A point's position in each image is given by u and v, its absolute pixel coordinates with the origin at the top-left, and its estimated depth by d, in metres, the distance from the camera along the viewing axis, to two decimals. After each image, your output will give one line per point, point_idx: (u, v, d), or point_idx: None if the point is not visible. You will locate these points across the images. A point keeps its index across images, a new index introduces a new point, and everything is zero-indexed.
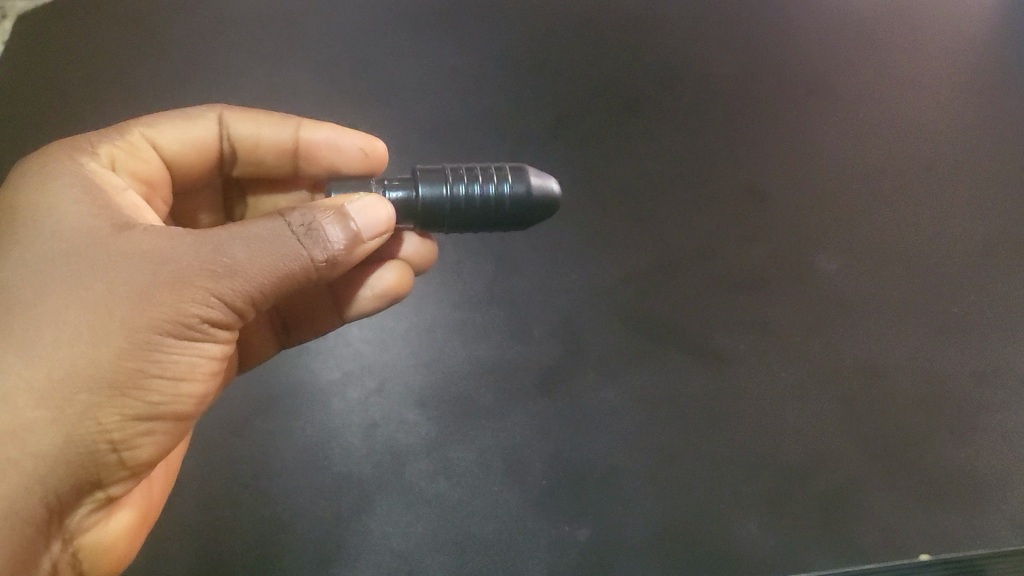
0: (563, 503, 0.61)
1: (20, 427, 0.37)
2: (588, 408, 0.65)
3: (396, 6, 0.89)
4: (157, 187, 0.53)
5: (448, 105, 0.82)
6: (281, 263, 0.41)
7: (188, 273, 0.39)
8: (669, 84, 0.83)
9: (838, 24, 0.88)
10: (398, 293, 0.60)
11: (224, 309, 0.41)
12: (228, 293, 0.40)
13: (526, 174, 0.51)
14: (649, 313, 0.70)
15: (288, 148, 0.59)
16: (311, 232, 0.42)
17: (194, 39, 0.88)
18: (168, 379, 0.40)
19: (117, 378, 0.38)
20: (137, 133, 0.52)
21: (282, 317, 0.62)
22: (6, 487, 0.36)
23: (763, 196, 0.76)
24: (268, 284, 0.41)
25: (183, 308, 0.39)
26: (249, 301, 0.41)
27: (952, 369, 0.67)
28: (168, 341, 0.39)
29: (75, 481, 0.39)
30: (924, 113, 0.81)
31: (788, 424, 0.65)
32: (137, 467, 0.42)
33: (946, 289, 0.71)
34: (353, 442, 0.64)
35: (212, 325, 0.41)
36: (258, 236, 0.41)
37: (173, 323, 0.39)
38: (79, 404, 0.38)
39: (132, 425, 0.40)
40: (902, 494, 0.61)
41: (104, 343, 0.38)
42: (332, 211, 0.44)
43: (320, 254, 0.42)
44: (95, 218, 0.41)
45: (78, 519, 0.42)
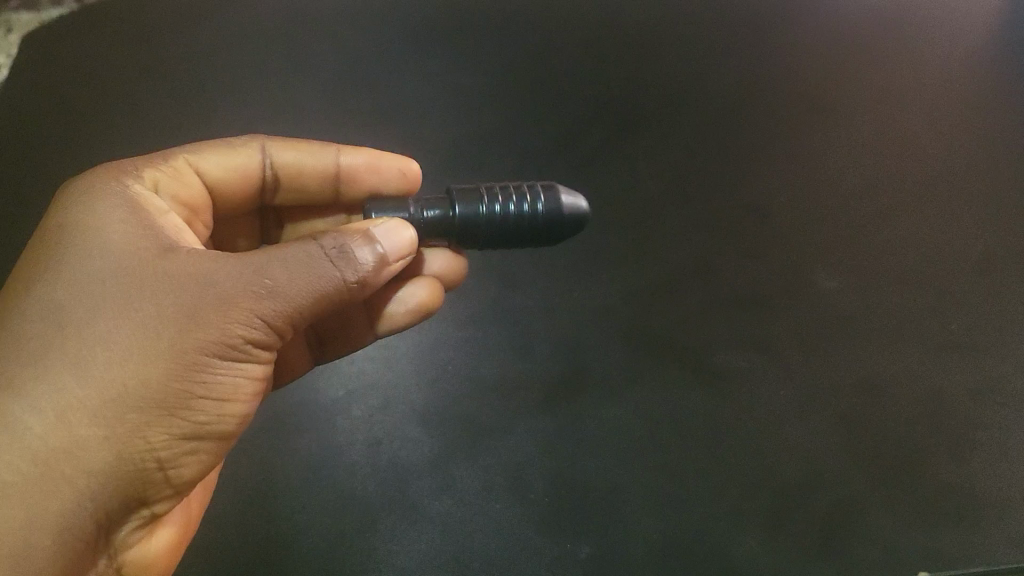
0: (565, 520, 0.62)
1: (74, 446, 0.40)
2: (589, 426, 0.66)
3: (399, 25, 0.91)
4: (198, 210, 0.55)
5: (451, 124, 0.84)
6: (318, 284, 0.45)
7: (232, 296, 0.43)
8: (670, 103, 0.84)
9: (838, 42, 0.89)
10: (429, 308, 0.62)
11: (266, 330, 0.44)
12: (270, 314, 0.44)
13: (557, 192, 0.54)
14: (650, 331, 0.71)
15: (329, 174, 0.62)
16: (343, 254, 0.46)
17: (201, 59, 0.89)
18: (213, 400, 0.43)
19: (166, 398, 0.41)
20: (180, 158, 0.55)
21: (318, 334, 0.64)
22: (59, 502, 0.40)
23: (764, 215, 0.77)
24: (307, 304, 0.45)
25: (227, 330, 0.43)
26: (288, 321, 0.45)
27: (950, 387, 0.68)
28: (213, 362, 0.43)
29: (125, 499, 0.42)
30: (923, 132, 0.82)
31: (786, 439, 0.65)
32: (181, 485, 0.45)
33: (944, 307, 0.72)
34: (357, 458, 0.65)
35: (254, 345, 0.44)
36: (295, 258, 0.45)
37: (218, 344, 0.43)
38: (129, 423, 0.41)
39: (179, 444, 0.43)
40: (901, 511, 0.62)
41: (152, 364, 0.41)
42: (360, 234, 0.48)
43: (352, 276, 0.46)
44: (142, 241, 0.45)
45: (124, 535, 0.45)
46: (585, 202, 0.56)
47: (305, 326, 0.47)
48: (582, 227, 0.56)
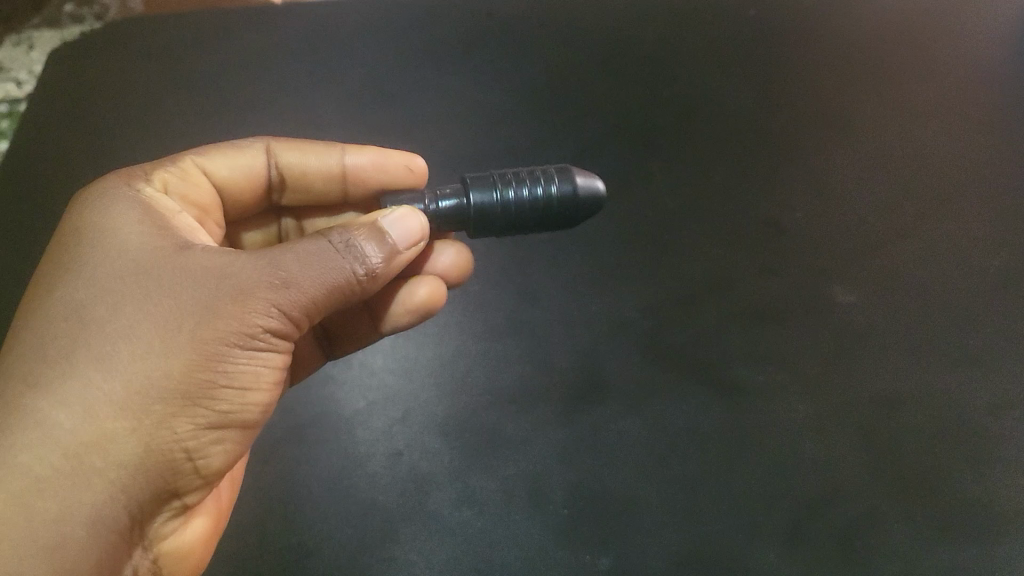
0: (584, 532, 0.62)
1: (104, 438, 0.43)
2: (608, 437, 0.66)
3: (418, 41, 0.92)
4: (209, 211, 0.60)
5: (468, 141, 0.85)
6: (330, 275, 0.49)
7: (250, 288, 0.47)
8: (687, 117, 0.85)
9: (855, 52, 0.89)
10: (430, 307, 0.66)
11: (283, 320, 0.48)
12: (286, 303, 0.47)
13: (570, 175, 0.59)
14: (668, 343, 0.71)
15: (336, 175, 0.66)
16: (350, 248, 0.50)
17: (222, 74, 0.91)
18: (235, 389, 0.47)
19: (189, 389, 0.45)
20: (188, 160, 0.60)
21: (326, 331, 0.68)
22: (90, 495, 0.43)
23: (781, 228, 0.78)
24: (320, 294, 0.49)
25: (246, 320, 0.46)
26: (304, 311, 0.49)
27: (969, 401, 0.67)
28: (234, 352, 0.46)
29: (155, 489, 0.45)
30: (942, 144, 0.82)
31: (805, 453, 0.65)
32: (209, 475, 0.48)
33: (962, 321, 0.72)
34: (377, 469, 0.66)
35: (273, 335, 0.48)
36: (307, 251, 0.49)
37: (238, 334, 0.46)
38: (156, 414, 0.44)
39: (204, 434, 0.46)
40: (920, 527, 0.62)
41: (174, 357, 0.44)
42: (367, 229, 0.51)
43: (360, 269, 0.50)
44: (158, 239, 0.49)
45: (157, 527, 0.48)
46: (601, 183, 0.61)
47: (319, 318, 0.51)
48: (597, 208, 0.61)
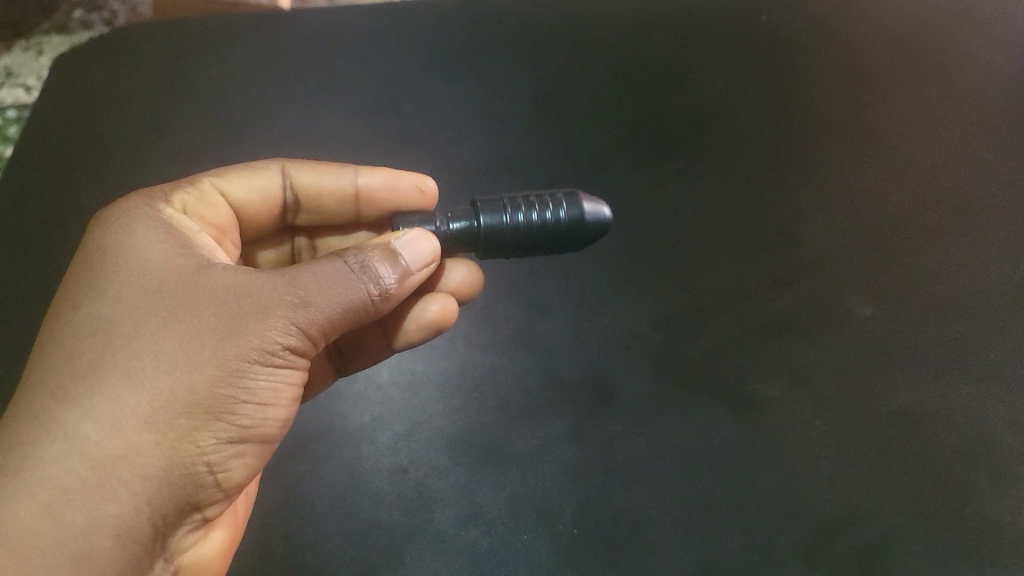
0: (594, 552, 0.61)
1: (130, 451, 0.42)
2: (618, 454, 0.65)
3: (426, 48, 0.91)
4: (227, 231, 0.59)
5: (476, 151, 0.84)
6: (347, 295, 0.48)
7: (270, 305, 0.46)
8: (700, 126, 0.83)
9: (870, 58, 0.87)
10: (441, 324, 0.65)
11: (302, 338, 0.47)
12: (305, 322, 0.46)
13: (579, 200, 0.57)
14: (679, 357, 0.69)
15: (349, 195, 0.65)
16: (365, 270, 0.49)
17: (228, 81, 0.89)
18: (256, 404, 0.46)
19: (212, 403, 0.44)
20: (206, 182, 0.58)
21: (338, 347, 0.66)
22: (117, 506, 0.42)
23: (795, 239, 0.76)
24: (337, 315, 0.48)
25: (266, 337, 0.45)
26: (321, 331, 0.48)
27: (989, 417, 0.66)
28: (255, 368, 0.45)
29: (177, 502, 0.44)
30: (962, 153, 0.80)
31: (822, 471, 0.64)
32: (229, 489, 0.47)
33: (982, 334, 0.70)
34: (382, 486, 0.64)
35: (292, 352, 0.47)
36: (323, 271, 0.48)
37: (259, 351, 0.45)
38: (180, 428, 0.43)
39: (226, 448, 0.45)
40: (940, 549, 0.60)
41: (198, 371, 0.43)
42: (381, 251, 0.51)
43: (375, 289, 0.49)
44: (181, 258, 0.48)
45: (178, 539, 0.48)
46: (604, 208, 0.58)
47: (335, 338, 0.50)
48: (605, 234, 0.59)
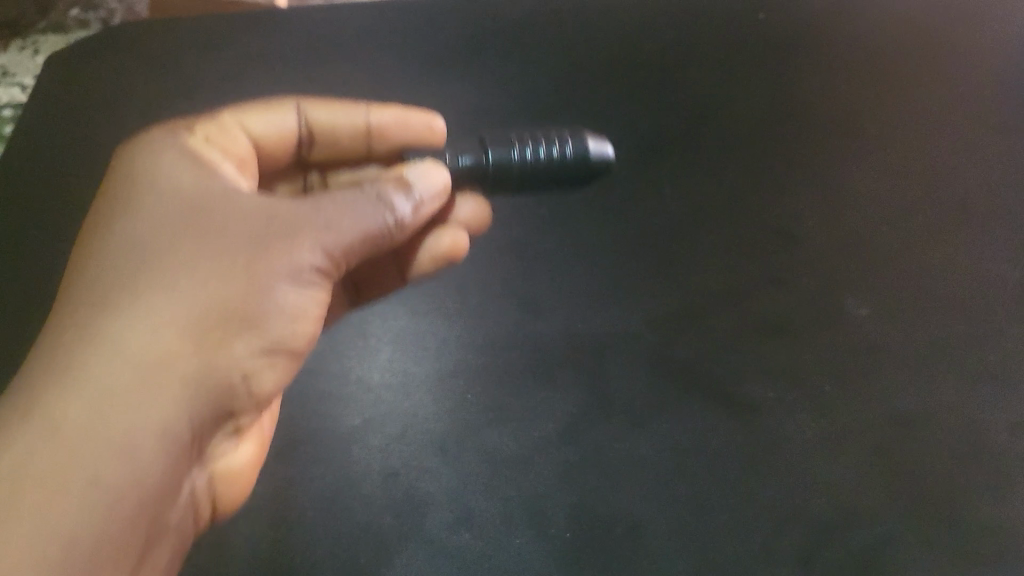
0: (587, 557, 0.60)
1: (172, 354, 0.47)
2: (612, 457, 0.64)
3: (420, 43, 0.89)
4: (247, 164, 0.59)
5: (470, 144, 0.83)
6: (366, 223, 0.53)
7: (296, 232, 0.51)
8: (697, 123, 0.82)
9: (871, 51, 0.86)
10: (453, 257, 0.69)
11: (325, 260, 0.52)
12: (329, 245, 0.52)
13: (584, 138, 0.64)
14: (674, 358, 0.69)
15: (361, 131, 0.65)
16: (382, 200, 0.54)
17: (220, 78, 0.89)
18: (285, 319, 0.51)
19: (246, 311, 0.49)
20: (225, 116, 0.59)
21: (354, 277, 0.70)
22: (162, 407, 0.46)
23: (792, 239, 0.75)
24: (357, 241, 0.53)
25: (293, 257, 0.51)
26: (342, 255, 0.53)
27: (987, 420, 0.65)
28: (283, 284, 0.50)
29: (215, 407, 0.49)
30: (961, 153, 0.80)
31: (818, 473, 0.63)
32: (260, 399, 0.52)
33: (980, 337, 0.69)
34: (372, 490, 0.63)
35: (317, 272, 0.52)
36: (344, 202, 0.53)
37: (287, 267, 0.50)
38: (215, 338, 0.48)
39: (259, 355, 0.50)
40: (938, 551, 0.59)
41: (230, 285, 0.49)
42: (396, 182, 0.55)
43: (390, 218, 0.54)
44: (208, 181, 0.52)
45: (212, 446, 0.53)
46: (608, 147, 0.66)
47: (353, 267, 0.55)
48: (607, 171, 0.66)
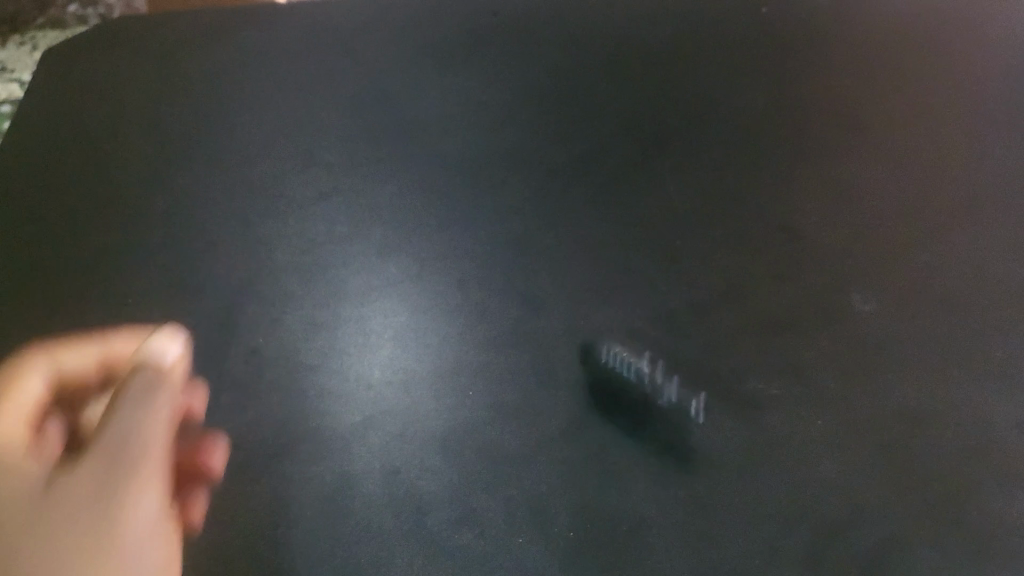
0: (590, 556, 0.59)
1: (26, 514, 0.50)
2: (615, 457, 0.63)
3: (425, 57, 0.92)
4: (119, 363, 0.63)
5: (471, 149, 0.84)
6: (150, 421, 0.54)
7: (86, 466, 0.52)
8: (699, 124, 0.83)
9: (867, 54, 0.87)
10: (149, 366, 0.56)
11: (119, 469, 0.52)
12: (123, 443, 0.53)
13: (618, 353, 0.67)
14: (678, 356, 0.68)
15: None
16: (146, 378, 0.55)
17: (229, 88, 0.91)
18: (127, 522, 0.52)
19: (64, 503, 0.51)
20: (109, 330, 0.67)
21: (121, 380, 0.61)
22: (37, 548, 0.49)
23: (796, 235, 0.74)
24: (155, 446, 0.54)
25: (55, 473, 0.52)
26: (145, 467, 0.53)
27: (999, 416, 0.63)
28: (73, 481, 0.51)
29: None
30: (967, 149, 0.79)
31: (826, 470, 0.61)
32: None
33: (990, 331, 0.68)
34: (372, 488, 0.63)
35: (102, 472, 0.52)
36: (137, 390, 0.54)
37: (57, 473, 0.52)
38: (84, 538, 0.50)
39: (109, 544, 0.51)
40: (950, 550, 0.58)
41: (22, 493, 0.51)
42: (152, 351, 0.56)
43: (167, 391, 0.55)
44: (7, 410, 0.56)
45: None
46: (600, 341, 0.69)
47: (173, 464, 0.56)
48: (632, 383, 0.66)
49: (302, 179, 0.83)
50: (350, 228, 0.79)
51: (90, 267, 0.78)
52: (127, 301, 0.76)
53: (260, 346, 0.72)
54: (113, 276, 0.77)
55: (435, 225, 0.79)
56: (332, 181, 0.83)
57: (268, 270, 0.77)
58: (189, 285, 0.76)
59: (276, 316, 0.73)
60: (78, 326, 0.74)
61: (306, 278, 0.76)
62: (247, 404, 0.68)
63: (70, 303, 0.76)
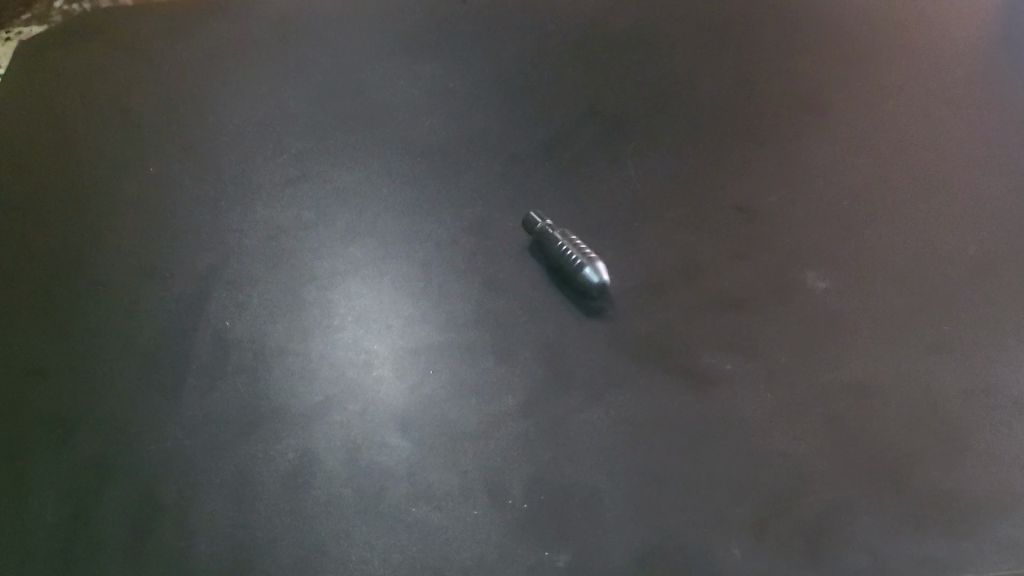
0: (542, 527, 0.60)
1: None
2: (569, 432, 0.65)
3: (394, 46, 0.93)
4: None
5: (436, 134, 0.85)
6: None
7: None
8: (659, 108, 0.84)
9: (827, 38, 0.89)
10: None
11: None
12: None
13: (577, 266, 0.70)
14: (633, 332, 0.69)
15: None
16: None
17: (203, 80, 0.93)
18: None
19: None
20: None
21: None
22: None
23: (752, 214, 0.76)
24: None
25: None
26: None
27: (944, 388, 0.65)
28: None
29: None
30: (920, 128, 0.81)
31: (773, 442, 0.63)
32: None
33: (938, 304, 0.69)
34: (334, 466, 0.64)
35: None
36: None
37: None
38: None
39: None
40: (892, 517, 0.59)
41: None
42: None
43: None
44: None
45: None
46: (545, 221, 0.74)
47: None
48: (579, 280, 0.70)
49: (270, 165, 0.85)
50: (315, 213, 0.80)
51: (61, 253, 0.79)
52: (96, 282, 0.77)
53: (226, 329, 0.73)
54: (83, 258, 0.79)
55: (400, 209, 0.80)
56: (299, 167, 0.84)
57: (236, 255, 0.78)
58: (157, 271, 0.77)
59: (242, 299, 0.75)
60: (48, 306, 0.76)
61: (272, 262, 0.77)
62: (213, 385, 0.69)
63: (42, 281, 0.77)
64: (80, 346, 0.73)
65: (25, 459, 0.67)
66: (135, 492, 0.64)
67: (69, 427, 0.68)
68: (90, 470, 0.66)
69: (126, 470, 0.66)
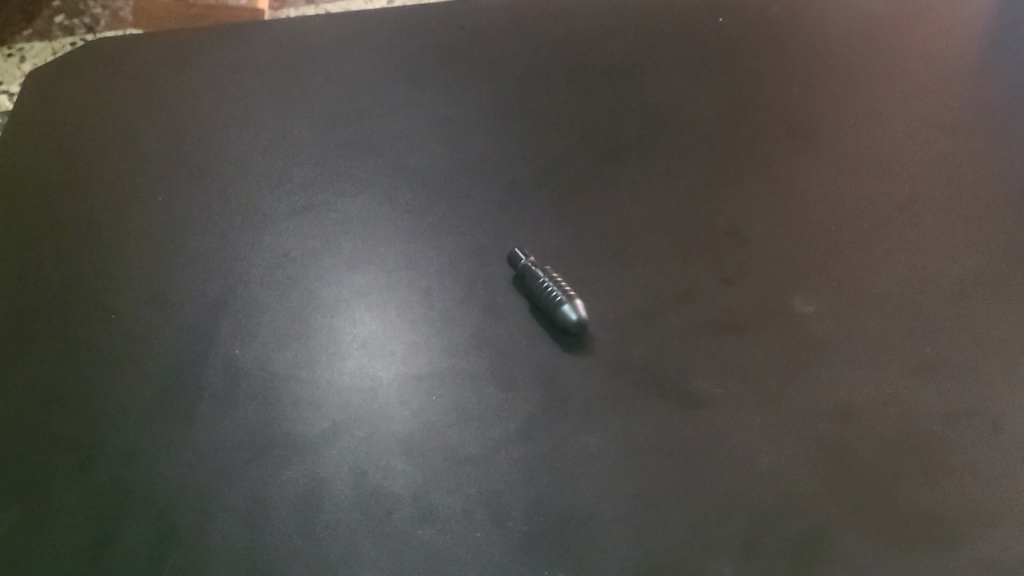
0: (542, 548, 0.63)
1: None
2: (567, 455, 0.67)
3: (394, 73, 0.96)
4: None
5: (436, 163, 0.88)
6: None
7: None
8: (652, 135, 0.87)
9: (814, 63, 0.92)
10: None
11: None
12: None
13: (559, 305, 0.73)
14: (627, 357, 0.72)
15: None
16: None
17: (208, 108, 0.95)
18: None
19: None
20: None
21: None
22: None
23: (741, 239, 0.79)
24: None
25: None
26: None
27: (926, 407, 0.68)
28: None
29: None
30: (903, 153, 0.84)
31: (762, 463, 0.66)
32: None
33: (920, 327, 0.72)
34: (341, 489, 0.67)
35: None
36: None
37: None
38: None
39: None
40: (875, 535, 0.62)
41: None
42: None
43: None
44: None
45: None
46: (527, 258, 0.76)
47: None
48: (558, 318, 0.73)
49: (276, 195, 0.88)
50: (320, 242, 0.83)
51: (76, 282, 0.82)
52: (110, 310, 0.80)
53: (236, 356, 0.76)
54: (97, 286, 0.82)
55: (402, 238, 0.83)
56: (303, 196, 0.87)
57: (244, 284, 0.81)
58: (168, 300, 0.80)
59: (251, 327, 0.78)
60: (65, 335, 0.78)
61: (280, 291, 0.80)
62: (225, 411, 0.72)
63: (59, 311, 0.80)
64: (97, 373, 0.76)
65: (46, 486, 0.70)
66: (152, 517, 0.67)
67: (87, 455, 0.71)
68: (108, 496, 0.69)
69: (143, 495, 0.68)
